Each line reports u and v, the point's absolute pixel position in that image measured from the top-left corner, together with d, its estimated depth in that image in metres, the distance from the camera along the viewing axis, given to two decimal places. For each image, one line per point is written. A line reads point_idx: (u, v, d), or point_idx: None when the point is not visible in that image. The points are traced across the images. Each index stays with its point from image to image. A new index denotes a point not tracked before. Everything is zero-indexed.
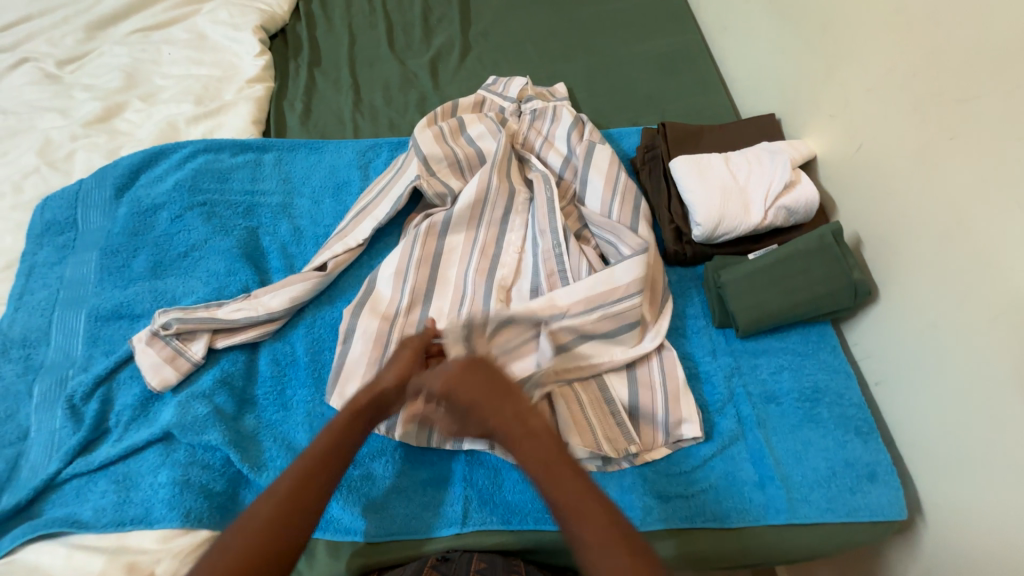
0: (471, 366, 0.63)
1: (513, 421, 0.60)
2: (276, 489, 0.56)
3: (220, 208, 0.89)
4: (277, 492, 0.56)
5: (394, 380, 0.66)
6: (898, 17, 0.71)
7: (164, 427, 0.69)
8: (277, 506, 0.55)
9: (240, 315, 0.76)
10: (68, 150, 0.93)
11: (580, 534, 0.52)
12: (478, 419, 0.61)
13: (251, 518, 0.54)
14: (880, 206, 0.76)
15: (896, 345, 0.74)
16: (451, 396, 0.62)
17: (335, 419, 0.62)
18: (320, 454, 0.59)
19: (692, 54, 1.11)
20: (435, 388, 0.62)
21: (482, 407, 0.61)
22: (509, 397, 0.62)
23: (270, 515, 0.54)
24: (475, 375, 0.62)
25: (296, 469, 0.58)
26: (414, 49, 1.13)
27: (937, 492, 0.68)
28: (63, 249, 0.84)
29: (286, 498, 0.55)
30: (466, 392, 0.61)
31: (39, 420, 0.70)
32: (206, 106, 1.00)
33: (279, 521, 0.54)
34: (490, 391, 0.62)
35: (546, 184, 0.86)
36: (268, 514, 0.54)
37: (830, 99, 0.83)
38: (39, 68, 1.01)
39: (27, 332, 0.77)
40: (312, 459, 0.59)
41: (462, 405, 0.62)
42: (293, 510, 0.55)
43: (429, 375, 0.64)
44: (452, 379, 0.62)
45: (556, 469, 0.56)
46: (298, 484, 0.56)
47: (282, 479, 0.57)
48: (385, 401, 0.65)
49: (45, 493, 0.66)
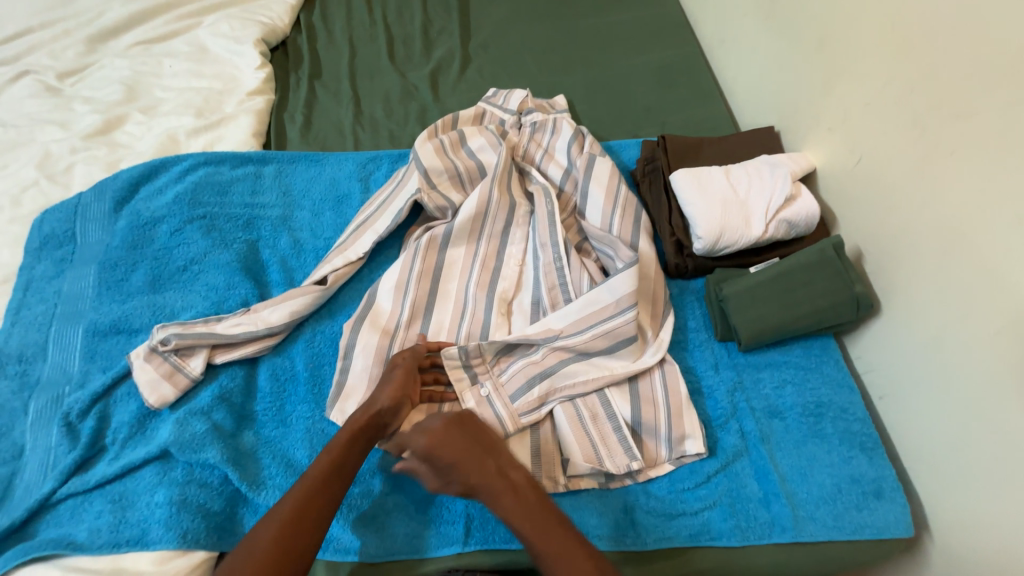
0: (452, 425, 0.67)
1: (496, 476, 0.64)
2: (279, 511, 0.59)
3: (220, 222, 0.89)
4: (280, 513, 0.59)
5: (389, 400, 0.68)
6: (897, 31, 0.71)
7: (161, 445, 0.68)
8: (281, 527, 0.58)
9: (239, 330, 0.76)
10: (68, 163, 0.93)
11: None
12: (463, 476, 0.63)
13: (256, 540, 0.57)
14: (881, 219, 0.76)
15: (900, 359, 0.73)
16: (433, 455, 0.64)
17: (335, 440, 0.65)
18: (320, 475, 0.62)
19: (691, 66, 1.12)
20: (420, 445, 0.65)
21: (466, 464, 0.64)
22: (491, 452, 0.66)
23: (273, 537, 0.57)
24: (457, 433, 0.66)
25: (298, 490, 0.60)
26: (414, 61, 1.14)
27: (943, 508, 0.68)
28: (61, 263, 0.84)
29: (289, 519, 0.58)
30: (450, 449, 0.64)
31: (34, 438, 0.70)
32: (206, 119, 1.00)
33: (283, 543, 0.57)
34: (474, 446, 0.65)
35: (547, 197, 0.86)
36: (272, 535, 0.57)
37: (829, 113, 0.83)
38: (40, 81, 1.01)
39: (24, 348, 0.76)
40: (313, 480, 0.61)
41: (446, 463, 0.64)
42: (295, 530, 0.58)
43: (412, 432, 0.66)
44: (437, 438, 0.65)
45: (539, 521, 0.61)
46: (300, 505, 0.59)
47: (285, 500, 0.60)
48: (381, 421, 0.67)
49: (39, 513, 0.65)
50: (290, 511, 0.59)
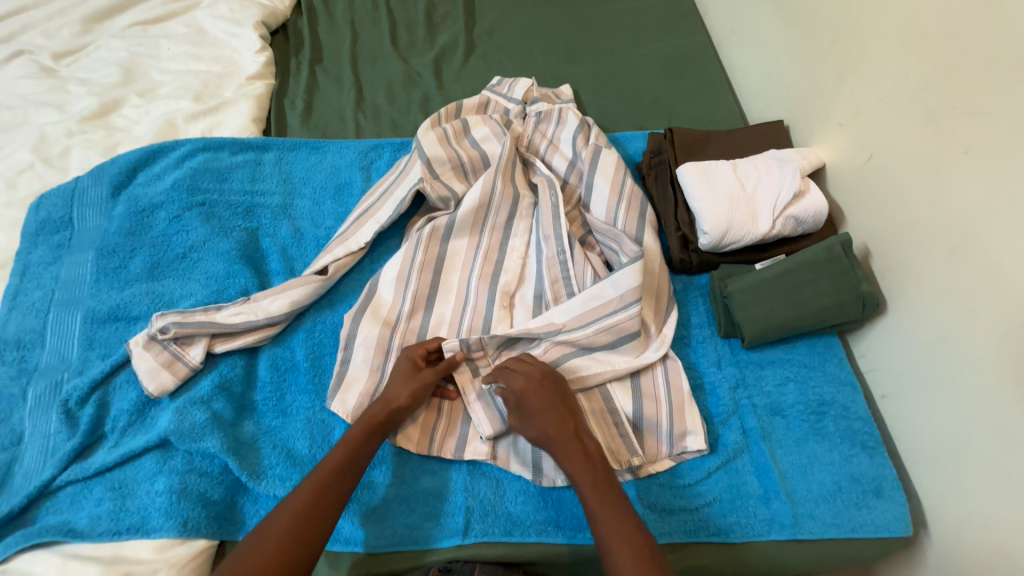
0: (546, 378, 0.69)
1: (573, 435, 0.65)
2: (293, 500, 0.58)
3: (219, 209, 0.88)
4: (294, 503, 0.58)
5: (409, 397, 0.68)
6: (911, 26, 0.70)
7: (161, 433, 0.67)
8: (294, 517, 0.57)
9: (238, 319, 0.75)
10: (64, 146, 0.91)
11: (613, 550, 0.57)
12: (544, 426, 0.66)
13: (269, 528, 0.56)
14: (890, 218, 0.75)
15: (904, 359, 0.73)
16: (524, 398, 0.67)
17: (351, 431, 0.65)
18: (335, 467, 0.61)
19: (700, 57, 1.10)
20: (515, 386, 0.68)
21: (550, 416, 0.66)
22: (573, 412, 0.67)
23: (286, 526, 0.56)
24: (549, 386, 0.68)
25: (312, 481, 0.60)
26: (417, 47, 1.12)
27: (942, 508, 0.68)
28: (58, 249, 0.83)
29: (303, 509, 0.57)
30: (540, 398, 0.67)
31: (33, 424, 0.69)
32: (205, 104, 0.98)
33: (296, 531, 0.56)
34: (560, 402, 0.67)
35: (551, 188, 0.85)
36: (286, 523, 0.56)
37: (839, 108, 0.82)
38: (34, 61, 0.99)
39: (22, 333, 0.75)
40: (327, 472, 0.61)
41: (533, 409, 0.66)
42: (308, 521, 0.57)
43: (507, 372, 0.69)
44: (532, 385, 0.68)
45: (603, 487, 0.62)
46: (315, 496, 0.59)
47: (299, 490, 0.59)
48: (396, 416, 0.67)
49: (39, 499, 0.65)
50: (304, 501, 0.58)
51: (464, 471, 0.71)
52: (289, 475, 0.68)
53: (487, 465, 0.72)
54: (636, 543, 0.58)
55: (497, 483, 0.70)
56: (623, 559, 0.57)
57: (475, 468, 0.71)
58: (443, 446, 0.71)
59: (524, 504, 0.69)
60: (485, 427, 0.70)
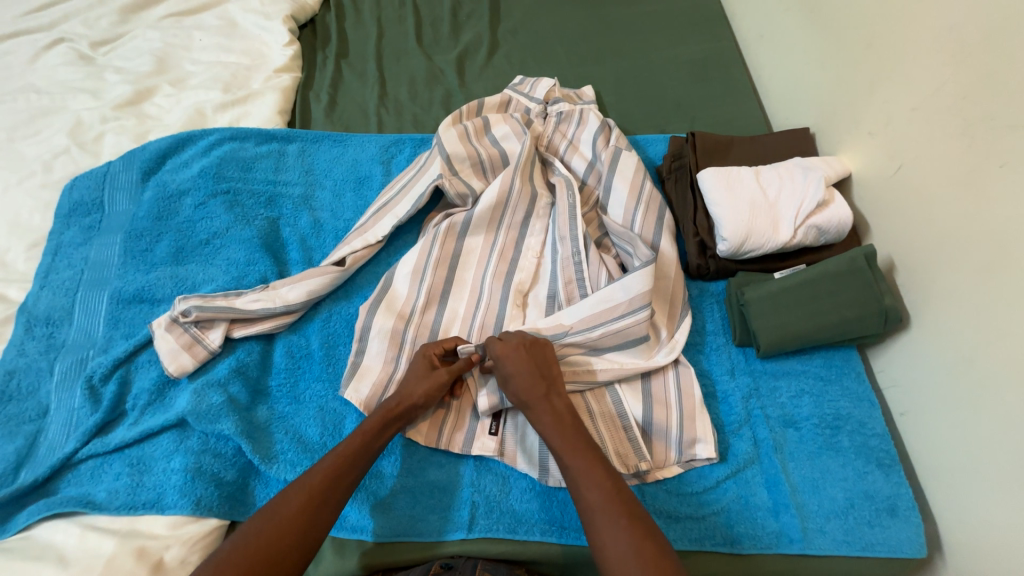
0: (525, 347, 0.68)
1: (543, 397, 0.65)
2: (310, 480, 0.58)
3: (243, 197, 0.90)
4: (310, 483, 0.58)
5: (424, 395, 0.68)
6: (950, 37, 0.68)
7: (179, 413, 0.69)
8: (309, 496, 0.57)
9: (258, 306, 0.76)
10: (98, 132, 0.94)
11: (589, 501, 0.57)
12: (516, 390, 0.66)
13: (284, 503, 0.56)
14: (918, 232, 0.73)
15: (926, 375, 0.71)
16: (502, 361, 0.67)
17: (369, 419, 0.66)
18: (349, 450, 0.62)
19: (725, 62, 1.09)
20: (493, 350, 0.68)
21: (525, 379, 0.66)
22: (547, 376, 0.67)
23: (300, 505, 0.56)
24: (527, 352, 0.67)
25: (328, 463, 0.60)
26: (441, 44, 1.12)
27: (960, 531, 0.66)
28: (89, 230, 0.85)
29: (318, 490, 0.58)
30: (516, 363, 0.67)
31: (58, 399, 0.72)
32: (233, 94, 1.01)
33: (310, 509, 0.57)
34: (536, 367, 0.67)
35: (569, 189, 0.85)
36: (302, 500, 0.57)
37: (870, 117, 0.80)
38: (74, 49, 1.02)
39: (51, 310, 0.78)
40: (342, 456, 0.61)
41: (508, 373, 0.66)
42: (322, 501, 0.57)
43: (494, 339, 0.70)
44: (508, 351, 0.67)
45: (576, 443, 0.61)
46: (331, 478, 0.59)
47: (317, 470, 0.59)
48: (415, 408, 0.68)
49: (61, 472, 0.68)
50: (319, 482, 0.58)
51: (471, 466, 0.71)
52: (301, 460, 0.70)
53: (493, 462, 0.72)
54: (609, 491, 0.57)
55: (503, 480, 0.70)
56: (597, 507, 0.56)
57: (482, 464, 0.71)
58: (451, 441, 0.71)
59: (530, 502, 0.69)
60: (484, 404, 0.71)
